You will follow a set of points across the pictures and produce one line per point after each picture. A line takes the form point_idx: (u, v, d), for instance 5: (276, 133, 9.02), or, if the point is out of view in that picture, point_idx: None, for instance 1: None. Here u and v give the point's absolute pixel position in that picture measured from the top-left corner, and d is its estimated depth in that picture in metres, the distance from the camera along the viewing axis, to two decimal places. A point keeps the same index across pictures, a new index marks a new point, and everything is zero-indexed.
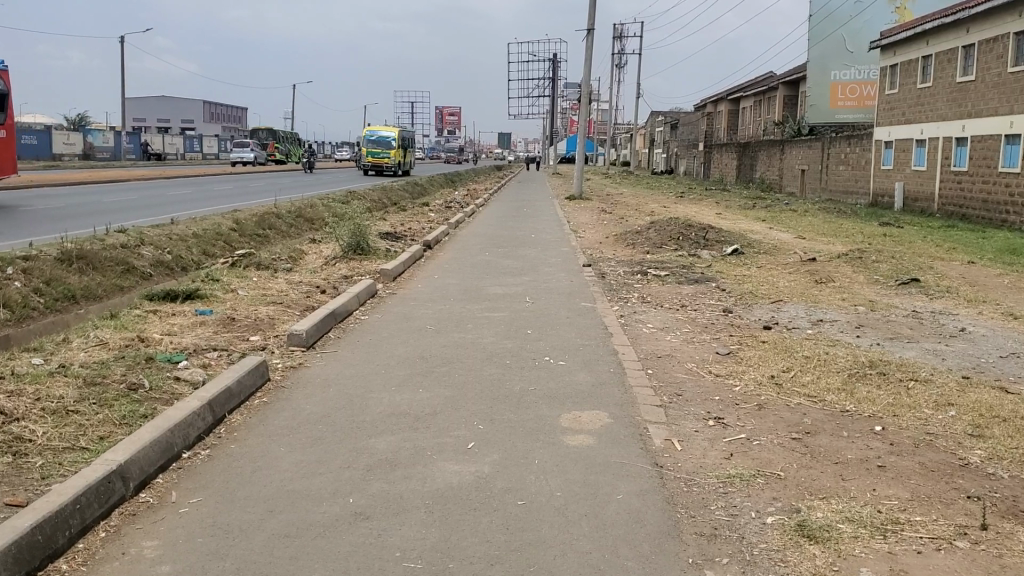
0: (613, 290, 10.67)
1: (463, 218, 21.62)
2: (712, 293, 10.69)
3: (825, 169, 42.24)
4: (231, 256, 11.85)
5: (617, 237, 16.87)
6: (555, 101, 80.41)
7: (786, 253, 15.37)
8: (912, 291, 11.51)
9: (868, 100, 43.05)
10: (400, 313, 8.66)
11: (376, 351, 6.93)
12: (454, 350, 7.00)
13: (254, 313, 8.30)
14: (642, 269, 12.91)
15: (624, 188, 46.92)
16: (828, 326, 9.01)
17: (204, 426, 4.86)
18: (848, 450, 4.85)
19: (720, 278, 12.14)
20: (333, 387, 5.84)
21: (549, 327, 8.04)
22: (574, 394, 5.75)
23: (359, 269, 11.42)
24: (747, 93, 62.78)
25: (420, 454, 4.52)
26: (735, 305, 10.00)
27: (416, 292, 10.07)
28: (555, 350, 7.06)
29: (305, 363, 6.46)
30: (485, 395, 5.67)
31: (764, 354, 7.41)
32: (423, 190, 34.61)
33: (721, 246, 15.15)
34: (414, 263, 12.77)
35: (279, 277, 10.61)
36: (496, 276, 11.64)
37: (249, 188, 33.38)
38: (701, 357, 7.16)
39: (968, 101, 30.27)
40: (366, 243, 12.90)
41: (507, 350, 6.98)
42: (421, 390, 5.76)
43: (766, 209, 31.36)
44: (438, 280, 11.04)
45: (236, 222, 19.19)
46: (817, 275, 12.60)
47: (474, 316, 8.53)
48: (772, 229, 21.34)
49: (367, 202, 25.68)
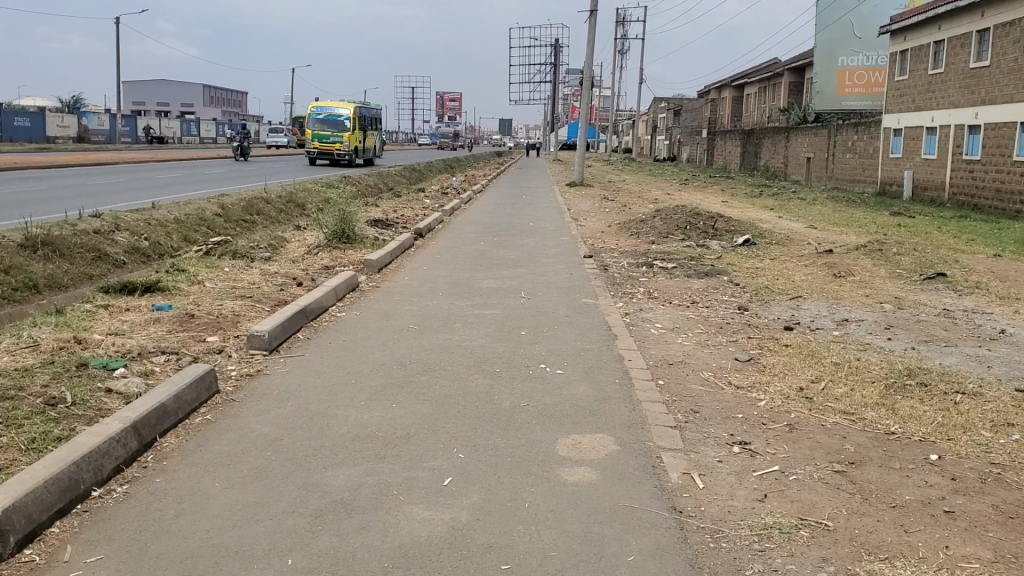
0: (617, 284, 9.82)
1: (458, 204, 20.77)
2: (724, 288, 9.84)
3: (832, 158, 41.29)
4: (205, 244, 11.03)
5: (620, 227, 15.96)
6: (557, 87, 79.12)
7: (800, 244, 14.49)
8: (939, 288, 10.65)
9: (876, 87, 42.09)
10: (383, 309, 7.83)
11: (350, 355, 6.09)
12: (437, 354, 6.16)
13: (217, 309, 7.45)
14: (647, 261, 12.06)
15: (627, 175, 45.92)
16: (855, 327, 8.15)
17: (127, 455, 4.02)
18: (905, 489, 4.00)
19: (731, 272, 11.30)
20: (293, 400, 5.02)
21: (546, 328, 7.19)
22: (572, 413, 4.88)
23: (342, 260, 10.57)
24: (751, 79, 61.77)
25: (385, 496, 3.68)
26: (750, 302, 9.15)
27: (404, 285, 9.24)
28: (551, 356, 6.21)
29: (264, 372, 5.60)
30: (473, 412, 4.82)
31: (789, 362, 6.56)
32: (420, 175, 33.74)
33: (731, 236, 14.29)
34: (403, 253, 11.91)
35: (253, 268, 9.75)
36: (491, 267, 10.78)
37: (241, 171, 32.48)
38: (719, 364, 6.31)
39: (982, 88, 29.33)
40: (352, 231, 12.04)
41: (497, 357, 6.11)
42: (394, 406, 4.90)
43: (774, 197, 30.45)
44: (427, 272, 10.20)
45: (221, 207, 18.32)
46: (835, 270, 11.73)
47: (462, 314, 7.70)
48: (782, 219, 20.49)
49: (360, 189, 24.75)
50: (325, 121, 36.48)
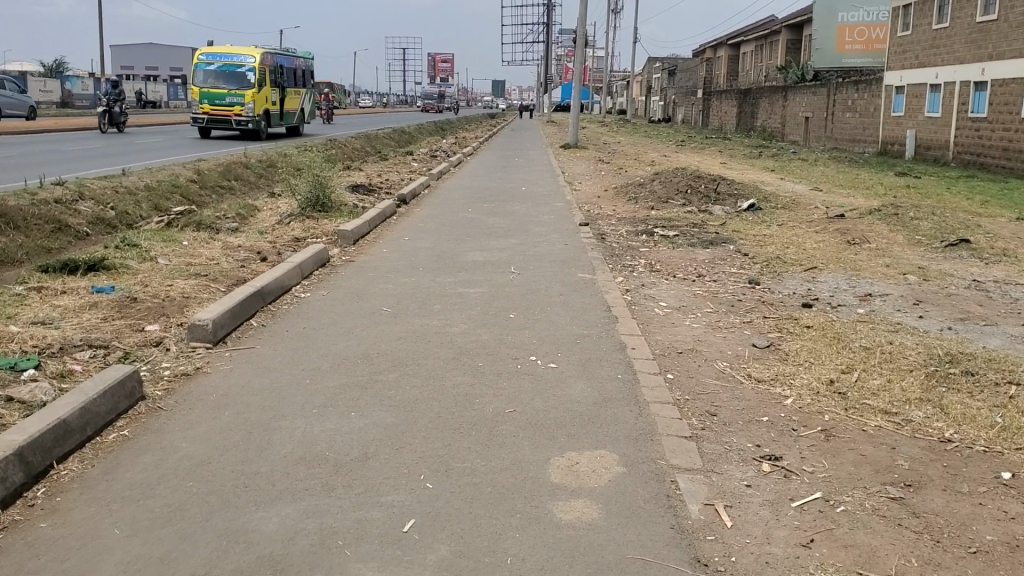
0: (615, 256, 9.00)
1: (446, 169, 19.85)
2: (731, 259, 9.02)
3: (831, 117, 40.30)
4: (168, 214, 10.17)
5: (618, 191, 15.07)
6: (549, 48, 77.53)
7: (808, 209, 13.65)
8: (962, 255, 9.84)
9: (877, 44, 41.09)
10: (355, 288, 6.99)
11: (309, 347, 5.27)
12: (409, 343, 5.33)
13: (166, 291, 6.61)
14: (647, 229, 11.23)
15: (623, 136, 44.95)
16: (881, 303, 7.34)
17: (9, 493, 3.19)
18: (983, 527, 3.20)
19: (738, 240, 10.50)
20: (234, 408, 4.21)
21: (538, 310, 6.37)
22: (567, 422, 4.04)
23: (316, 231, 9.72)
24: (747, 37, 60.53)
25: (325, 550, 2.87)
26: (761, 275, 8.31)
27: (381, 259, 8.41)
28: (541, 345, 5.37)
29: (204, 372, 4.76)
30: (450, 423, 3.99)
31: (814, 347, 5.74)
32: (409, 138, 32.74)
33: (735, 201, 13.44)
34: (383, 222, 11.04)
35: (216, 242, 8.89)
36: (478, 238, 9.94)
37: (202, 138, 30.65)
38: (735, 352, 5.48)
39: (989, 42, 28.30)
40: (327, 198, 11.16)
41: (479, 347, 5.28)
42: (352, 415, 4.08)
43: (774, 157, 29.54)
44: (408, 244, 9.36)
45: (197, 173, 17.45)
46: (849, 237, 10.89)
47: (444, 293, 6.85)
48: (784, 181, 19.64)
49: (343, 154, 23.79)
50: (222, 75, 25.49)
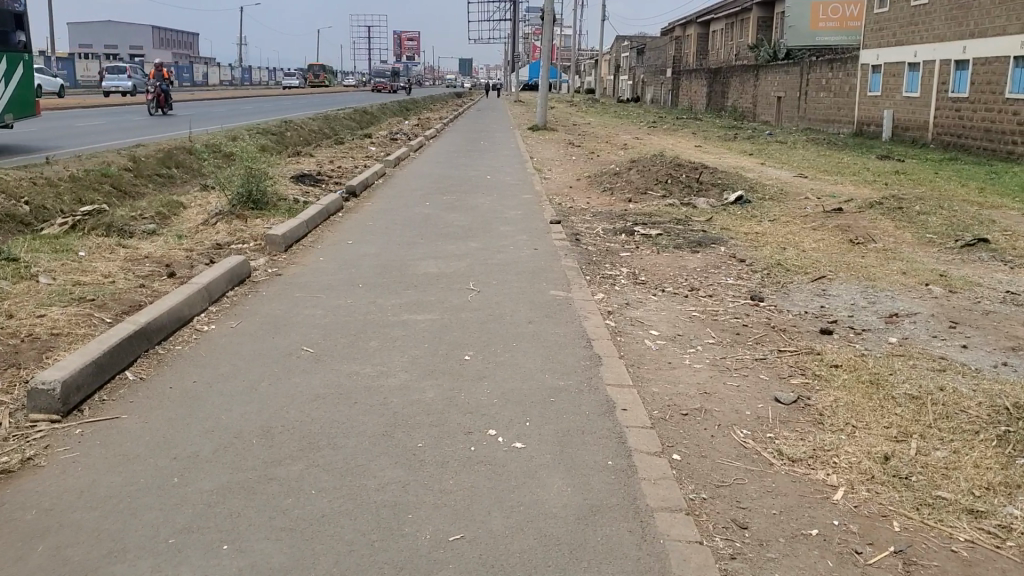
0: (593, 264, 7.73)
1: (405, 153, 18.43)
2: (727, 266, 7.79)
3: (804, 97, 39.23)
4: (72, 214, 8.72)
5: (591, 180, 13.81)
6: (515, 26, 75.64)
7: (798, 200, 12.46)
8: (980, 258, 8.69)
9: (851, 21, 40.51)
10: (274, 317, 5.66)
11: (193, 418, 3.95)
12: (329, 409, 4.04)
13: (33, 324, 5.24)
14: (626, 227, 9.98)
15: (591, 116, 43.74)
16: (911, 325, 6.15)
17: None
18: None
19: (729, 240, 9.30)
20: (55, 539, 2.89)
21: (500, 346, 5.07)
22: (541, 561, 2.77)
23: (244, 235, 8.38)
24: (717, 14, 59.34)
25: None
26: (763, 287, 7.08)
27: (315, 272, 7.07)
28: (503, 407, 4.07)
29: (35, 467, 3.42)
30: (366, 567, 2.71)
31: (850, 400, 4.50)
32: (369, 120, 31.12)
33: (720, 192, 12.22)
34: (324, 221, 9.66)
35: (122, 253, 7.51)
36: (434, 241, 8.62)
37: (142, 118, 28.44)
38: (755, 412, 4.21)
39: (971, 19, 27.23)
40: (261, 194, 9.79)
41: (420, 413, 3.99)
42: (228, 553, 2.80)
43: (750, 140, 28.39)
44: (352, 250, 8.04)
45: (132, 160, 15.91)
46: (851, 235, 9.71)
47: (384, 322, 5.54)
48: (764, 166, 18.45)
49: (291, 139, 22.23)
50: None
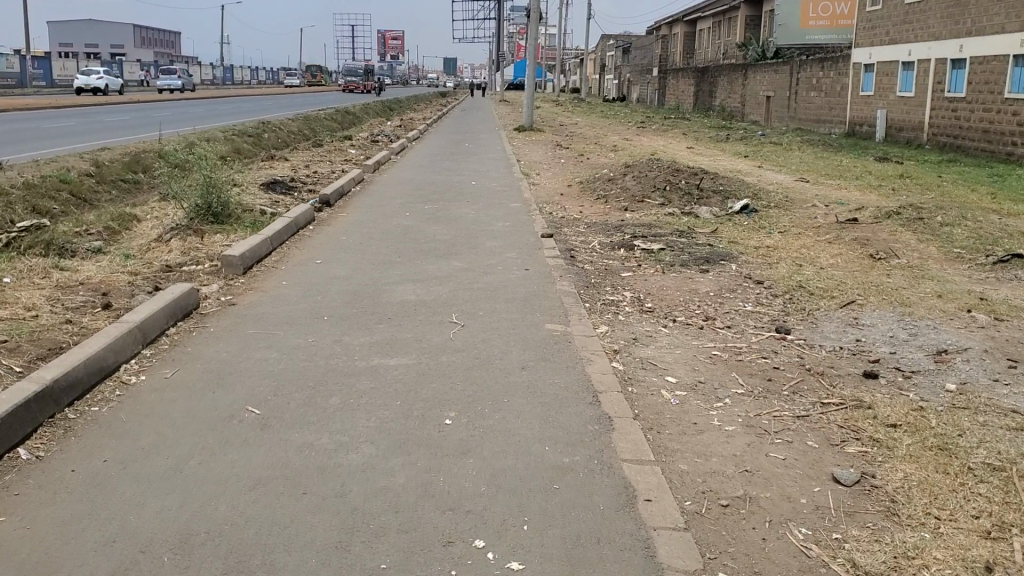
0: (592, 287, 6.86)
1: (386, 156, 17.51)
2: (743, 288, 6.93)
3: (794, 96, 38.52)
4: (6, 231, 7.73)
5: (583, 186, 12.94)
6: (500, 25, 74.67)
7: (806, 209, 11.63)
8: (1015, 277, 7.86)
9: (842, 20, 39.53)
10: (220, 363, 4.76)
11: (93, 520, 3.05)
12: (271, 506, 3.13)
13: None
14: (625, 240, 9.10)
15: (578, 117, 42.87)
16: (965, 364, 5.29)
17: None
18: None
19: (738, 256, 8.45)
20: None
21: (490, 402, 4.18)
22: None
23: (201, 255, 7.46)
24: (704, 14, 58.67)
25: None
26: (788, 318, 6.22)
27: (274, 301, 6.16)
28: (493, 498, 3.18)
29: None
30: None
31: (924, 477, 3.63)
32: (350, 120, 30.13)
33: (722, 201, 11.37)
34: (291, 236, 8.74)
35: (55, 278, 6.57)
36: (412, 259, 7.71)
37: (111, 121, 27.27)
38: (812, 501, 3.35)
39: (968, 17, 26.51)
40: (223, 207, 8.85)
41: (386, 509, 3.10)
42: None
43: (743, 141, 27.57)
44: (321, 272, 7.14)
45: (94, 165, 14.91)
46: (870, 250, 8.88)
47: (350, 369, 4.64)
48: (761, 170, 17.63)
49: (267, 141, 21.27)
50: None
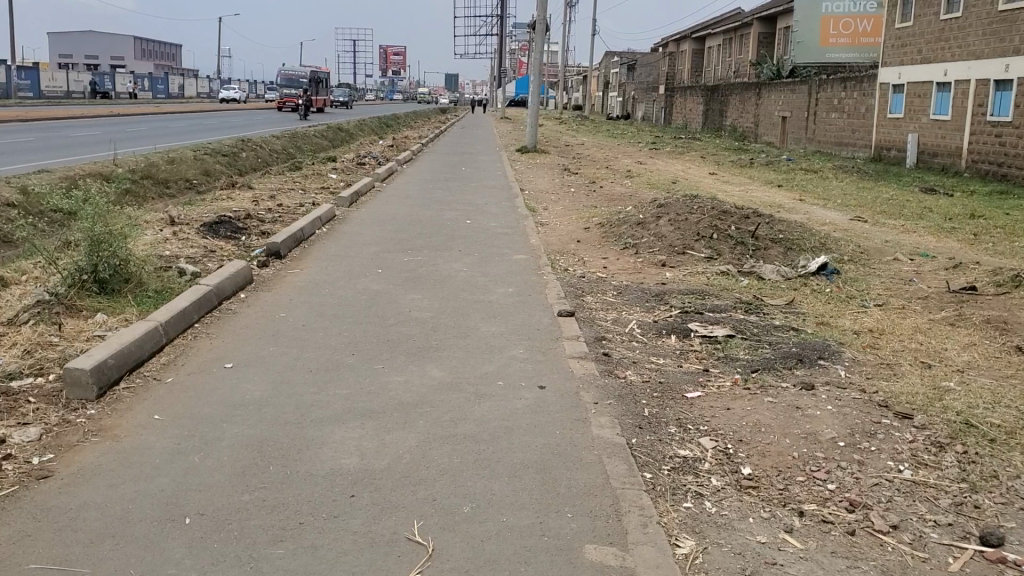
0: (652, 425, 4.31)
1: (368, 183, 15.05)
2: (883, 427, 4.40)
3: (814, 117, 36.04)
4: None
5: (605, 231, 10.43)
6: (503, 40, 72.13)
7: (889, 267, 9.07)
8: None
9: (865, 37, 36.95)
10: None
11: None
12: None
13: None
14: (681, 320, 6.57)
15: (585, 137, 40.36)
16: None
17: None
18: None
19: (841, 351, 5.98)
20: None
21: None
22: None
23: (52, 356, 4.96)
24: (714, 30, 56.35)
25: None
26: (982, 506, 3.70)
27: (124, 470, 3.64)
28: None
29: None
30: None
31: None
32: (337, 137, 27.47)
33: (786, 257, 8.84)
34: (208, 312, 6.21)
35: None
36: (371, 361, 5.18)
37: (74, 136, 24.74)
38: None
39: (1015, 33, 23.81)
40: (112, 271, 6.36)
41: None
42: None
43: (768, 166, 25.03)
44: (228, 389, 4.63)
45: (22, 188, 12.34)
46: (1015, 341, 6.36)
47: None
48: (799, 205, 15.04)
49: (239, 163, 18.77)
50: None
